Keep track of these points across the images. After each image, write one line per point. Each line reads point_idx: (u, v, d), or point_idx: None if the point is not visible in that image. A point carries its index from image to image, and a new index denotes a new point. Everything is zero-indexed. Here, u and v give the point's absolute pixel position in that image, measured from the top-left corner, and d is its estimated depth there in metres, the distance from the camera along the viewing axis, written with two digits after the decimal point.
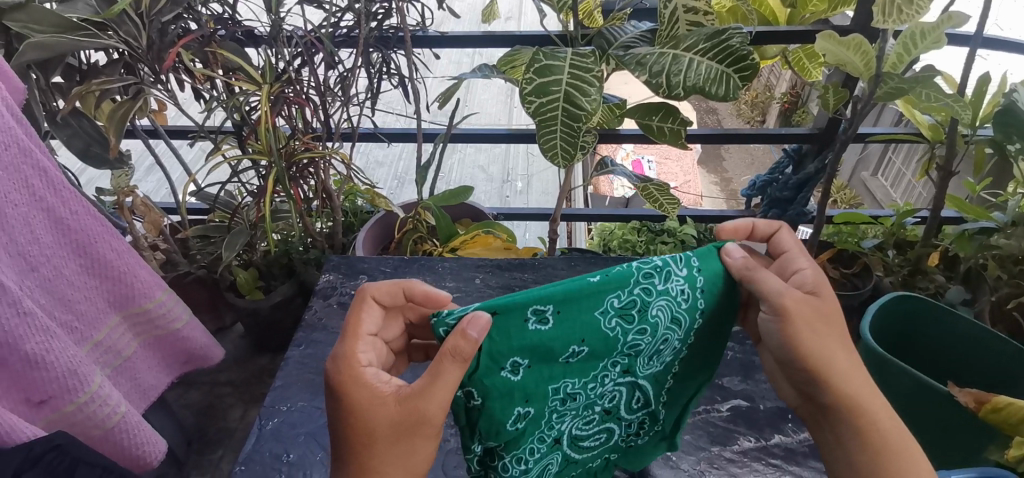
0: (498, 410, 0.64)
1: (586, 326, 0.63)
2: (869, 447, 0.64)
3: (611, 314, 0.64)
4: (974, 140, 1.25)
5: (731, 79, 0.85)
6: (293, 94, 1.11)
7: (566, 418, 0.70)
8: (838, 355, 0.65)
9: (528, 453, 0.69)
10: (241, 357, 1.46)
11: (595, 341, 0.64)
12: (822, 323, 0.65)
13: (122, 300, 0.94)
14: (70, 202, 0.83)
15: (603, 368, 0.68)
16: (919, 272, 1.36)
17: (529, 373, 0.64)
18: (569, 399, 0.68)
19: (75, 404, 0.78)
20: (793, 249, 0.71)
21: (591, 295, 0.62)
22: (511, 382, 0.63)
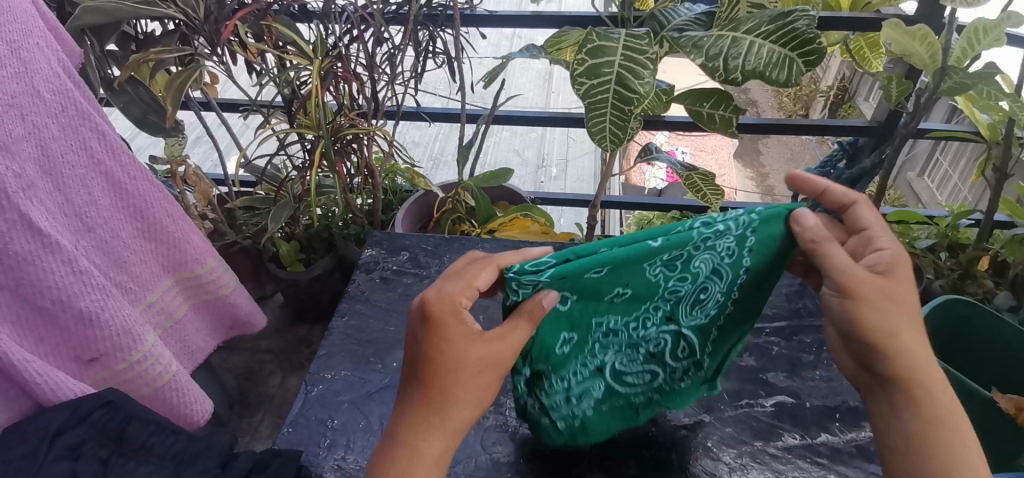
0: (546, 333, 0.67)
1: (634, 274, 0.64)
2: (922, 421, 0.61)
3: (658, 265, 0.64)
4: None
5: (794, 64, 0.82)
6: (342, 70, 1.13)
7: (610, 350, 0.73)
8: (901, 327, 0.61)
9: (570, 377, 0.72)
10: (280, 326, 1.51)
11: (639, 286, 0.66)
12: (888, 302, 0.60)
13: (175, 264, 0.97)
14: (127, 166, 0.87)
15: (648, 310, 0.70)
16: (969, 276, 1.30)
17: (575, 305, 0.67)
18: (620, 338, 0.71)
19: (128, 362, 0.82)
20: (875, 224, 0.65)
21: (647, 256, 0.61)
22: (559, 312, 0.66)
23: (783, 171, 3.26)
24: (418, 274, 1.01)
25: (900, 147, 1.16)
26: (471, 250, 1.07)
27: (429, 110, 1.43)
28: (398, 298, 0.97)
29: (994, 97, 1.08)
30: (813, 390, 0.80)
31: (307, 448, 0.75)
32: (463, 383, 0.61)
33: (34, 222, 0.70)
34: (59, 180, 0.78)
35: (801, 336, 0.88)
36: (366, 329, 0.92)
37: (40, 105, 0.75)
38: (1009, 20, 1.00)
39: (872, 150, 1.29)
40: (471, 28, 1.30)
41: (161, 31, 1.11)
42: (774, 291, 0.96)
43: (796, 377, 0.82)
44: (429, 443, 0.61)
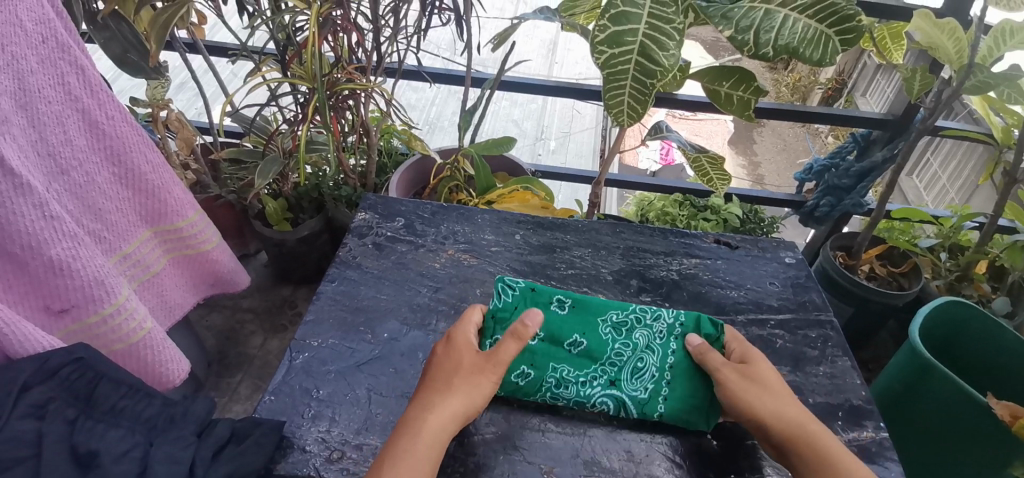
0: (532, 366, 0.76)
1: (585, 324, 0.80)
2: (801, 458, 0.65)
3: (607, 323, 0.80)
4: None
5: (830, 43, 0.78)
6: (342, 19, 1.05)
7: (574, 376, 0.76)
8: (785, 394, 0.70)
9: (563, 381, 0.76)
10: (263, 286, 1.46)
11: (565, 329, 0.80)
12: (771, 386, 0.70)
13: (153, 215, 0.91)
14: (105, 105, 0.79)
15: (596, 371, 0.77)
16: (966, 278, 1.31)
17: (541, 346, 0.78)
18: (564, 383, 0.75)
19: (100, 315, 0.76)
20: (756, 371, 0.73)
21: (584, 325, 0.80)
22: (535, 347, 0.78)
23: (775, 162, 3.23)
24: (413, 243, 0.96)
25: (916, 142, 1.11)
26: (469, 221, 1.01)
27: (431, 70, 1.36)
28: (392, 267, 0.92)
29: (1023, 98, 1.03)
30: (816, 386, 0.78)
31: (290, 418, 0.72)
32: (458, 367, 0.68)
33: (4, 160, 0.63)
34: (33, 116, 0.71)
35: (806, 330, 0.85)
36: (356, 296, 0.87)
37: (19, 35, 0.68)
38: None
39: (884, 145, 1.26)
40: None
41: None
42: (780, 282, 0.93)
43: (799, 372, 0.79)
44: (431, 423, 0.63)
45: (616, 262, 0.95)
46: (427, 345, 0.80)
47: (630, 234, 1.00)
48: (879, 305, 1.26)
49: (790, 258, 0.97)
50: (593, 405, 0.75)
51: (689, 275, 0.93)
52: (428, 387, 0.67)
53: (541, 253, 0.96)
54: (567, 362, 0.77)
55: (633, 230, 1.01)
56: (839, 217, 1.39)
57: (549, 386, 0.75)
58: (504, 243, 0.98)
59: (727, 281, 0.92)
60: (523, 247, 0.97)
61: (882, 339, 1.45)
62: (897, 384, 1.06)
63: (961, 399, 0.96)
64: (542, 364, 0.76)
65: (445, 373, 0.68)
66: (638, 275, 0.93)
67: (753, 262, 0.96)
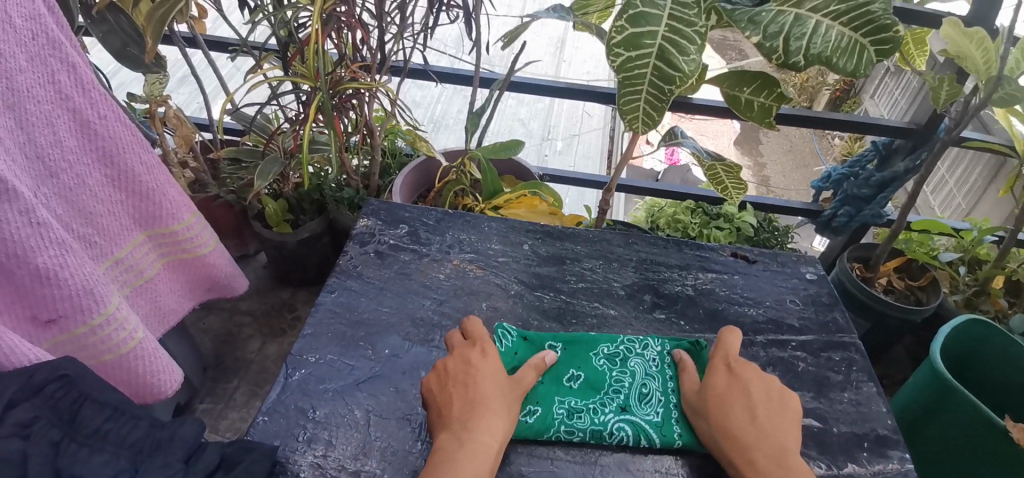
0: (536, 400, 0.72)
1: (580, 356, 0.78)
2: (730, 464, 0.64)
3: (602, 353, 0.79)
4: None
5: (865, 52, 0.73)
6: (347, 15, 1.01)
7: (582, 408, 0.72)
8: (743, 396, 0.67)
9: (572, 414, 0.71)
10: (262, 288, 1.42)
11: (561, 364, 0.77)
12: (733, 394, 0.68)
13: (147, 219, 0.87)
14: (98, 105, 0.75)
15: (602, 399, 0.74)
16: (984, 294, 1.27)
17: (542, 383, 0.75)
18: (575, 413, 0.71)
19: (89, 325, 0.73)
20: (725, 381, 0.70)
21: (580, 356, 0.78)
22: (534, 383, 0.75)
23: (785, 164, 3.17)
24: (417, 252, 0.92)
25: (939, 155, 1.06)
26: (475, 229, 0.97)
27: (438, 69, 1.31)
28: (395, 278, 0.88)
29: None
30: (841, 414, 0.73)
31: (285, 441, 0.68)
32: (500, 385, 0.68)
33: None
34: (21, 116, 0.67)
35: (830, 352, 0.81)
36: (357, 308, 0.83)
37: (7, 31, 0.65)
38: None
39: (906, 154, 1.22)
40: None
41: None
42: (800, 300, 0.89)
43: (823, 398, 0.75)
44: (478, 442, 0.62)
45: (629, 275, 0.91)
46: (431, 363, 0.77)
47: (644, 246, 0.96)
48: (897, 320, 1.21)
49: (811, 274, 0.93)
50: (611, 432, 0.70)
51: (705, 291, 0.89)
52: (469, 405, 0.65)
53: (551, 266, 0.91)
54: (572, 396, 0.74)
55: (647, 241, 0.97)
56: (856, 228, 1.35)
57: (561, 419, 0.71)
58: (512, 253, 0.94)
59: (746, 298, 0.88)
60: (532, 257, 0.93)
61: (897, 354, 1.41)
62: (913, 404, 1.03)
63: (978, 422, 0.92)
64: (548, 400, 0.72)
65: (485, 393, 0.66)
66: (652, 290, 0.88)
67: (772, 278, 0.92)
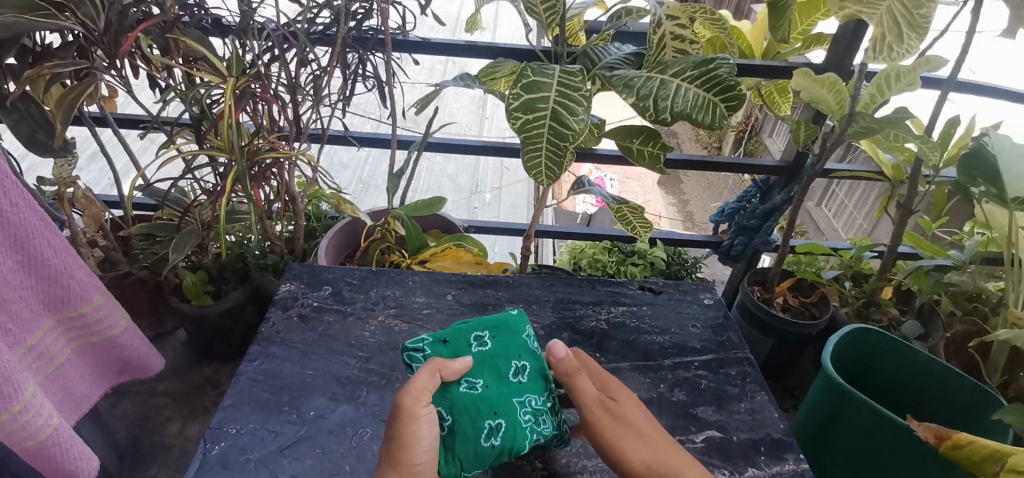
0: (495, 412, 0.73)
1: (506, 354, 0.80)
2: None
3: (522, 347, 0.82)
4: (935, 181, 1.28)
5: (717, 108, 0.86)
6: (260, 90, 1.05)
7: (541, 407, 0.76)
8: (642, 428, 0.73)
9: (536, 417, 0.75)
10: (183, 366, 1.36)
11: (490, 370, 0.78)
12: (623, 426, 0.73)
13: (57, 302, 0.84)
14: (10, 191, 0.74)
15: (549, 390, 0.79)
16: (874, 304, 1.43)
17: (488, 389, 0.75)
18: (540, 415, 0.75)
19: (10, 413, 0.69)
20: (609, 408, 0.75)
21: (502, 353, 0.80)
22: (477, 394, 0.74)
23: (702, 200, 3.43)
24: (341, 311, 0.94)
25: (808, 186, 1.23)
26: (399, 283, 1.00)
27: (358, 134, 1.37)
28: (319, 339, 0.89)
29: (901, 139, 1.16)
30: (739, 423, 0.82)
31: None
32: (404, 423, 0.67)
33: None
34: None
35: (727, 368, 0.90)
36: (280, 374, 0.83)
37: None
38: (921, 66, 1.05)
39: (781, 188, 1.40)
40: (403, 53, 1.26)
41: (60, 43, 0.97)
42: (701, 324, 0.98)
43: (723, 411, 0.83)
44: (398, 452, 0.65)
45: (547, 315, 0.97)
46: (358, 419, 0.78)
47: (559, 286, 1.03)
48: (796, 335, 1.34)
49: (708, 299, 1.03)
50: (580, 424, 0.78)
51: (618, 323, 0.96)
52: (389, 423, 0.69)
53: (473, 313, 0.96)
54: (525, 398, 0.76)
55: (562, 281, 1.04)
56: (751, 255, 1.50)
57: (528, 425, 0.74)
58: (436, 304, 0.98)
59: (653, 326, 0.96)
60: (456, 306, 0.97)
61: (804, 365, 1.54)
62: (819, 408, 1.12)
63: (880, 420, 1.02)
64: (509, 410, 0.74)
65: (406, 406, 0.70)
66: (569, 327, 0.95)
67: (676, 306, 1.01)
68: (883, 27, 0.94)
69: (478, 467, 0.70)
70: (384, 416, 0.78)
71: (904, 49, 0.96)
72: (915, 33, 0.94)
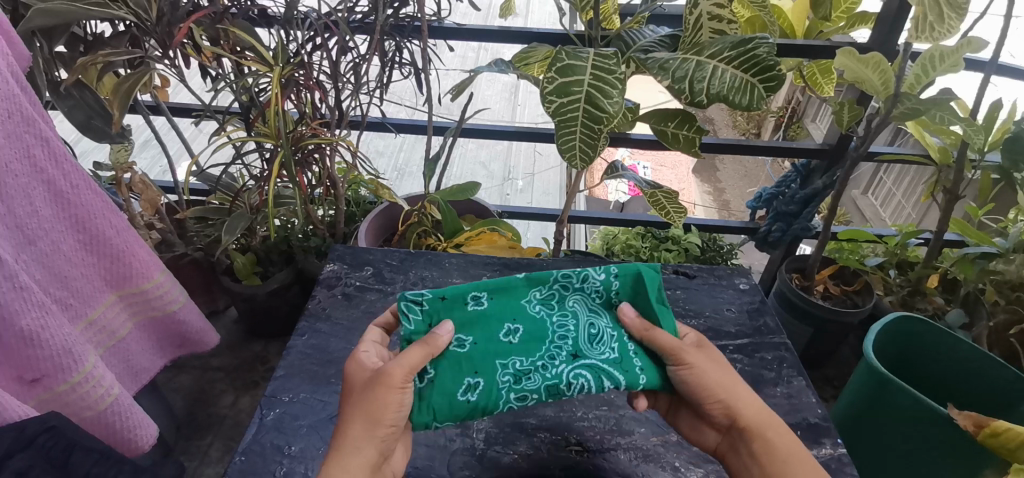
0: (470, 370, 0.72)
1: (512, 308, 0.77)
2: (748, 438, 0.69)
3: (534, 302, 0.78)
4: (981, 166, 1.23)
5: (755, 89, 0.85)
6: (304, 78, 1.09)
7: (528, 365, 0.73)
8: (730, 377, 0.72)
9: (519, 376, 0.72)
10: (234, 342, 1.44)
11: (489, 320, 0.75)
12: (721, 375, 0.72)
13: (119, 279, 0.90)
14: (70, 175, 0.80)
15: (547, 348, 0.74)
16: (919, 292, 1.38)
17: (476, 346, 0.73)
18: (521, 374, 0.72)
19: (69, 384, 0.75)
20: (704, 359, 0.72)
21: (507, 305, 0.77)
22: (462, 353, 0.73)
23: (739, 188, 3.35)
24: (383, 291, 0.99)
25: (852, 170, 1.19)
26: (437, 266, 1.04)
27: (395, 120, 1.40)
28: (363, 317, 0.93)
29: (948, 122, 1.13)
30: (774, 407, 0.82)
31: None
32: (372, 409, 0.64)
33: None
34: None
35: (763, 352, 0.90)
36: (328, 349, 0.88)
37: None
38: (966, 47, 1.03)
39: (823, 173, 1.35)
40: (439, 40, 1.28)
41: (110, 32, 1.04)
42: (736, 308, 0.98)
43: (758, 394, 0.84)
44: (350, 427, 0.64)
45: None
46: None
47: (593, 270, 1.05)
48: (835, 323, 1.32)
49: (744, 284, 1.03)
50: (568, 383, 0.71)
51: None
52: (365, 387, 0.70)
53: None
54: (513, 355, 0.73)
55: (596, 265, 1.06)
56: (790, 242, 1.47)
57: (506, 387, 0.72)
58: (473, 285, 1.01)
59: (686, 310, 0.98)
60: None
61: (844, 355, 1.51)
62: (858, 393, 1.10)
63: (920, 411, 1.00)
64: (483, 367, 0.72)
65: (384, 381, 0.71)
66: None
67: (710, 290, 1.02)
68: (923, 6, 0.91)
69: (449, 419, 0.70)
70: None
71: (947, 28, 0.92)
72: (956, 13, 0.90)
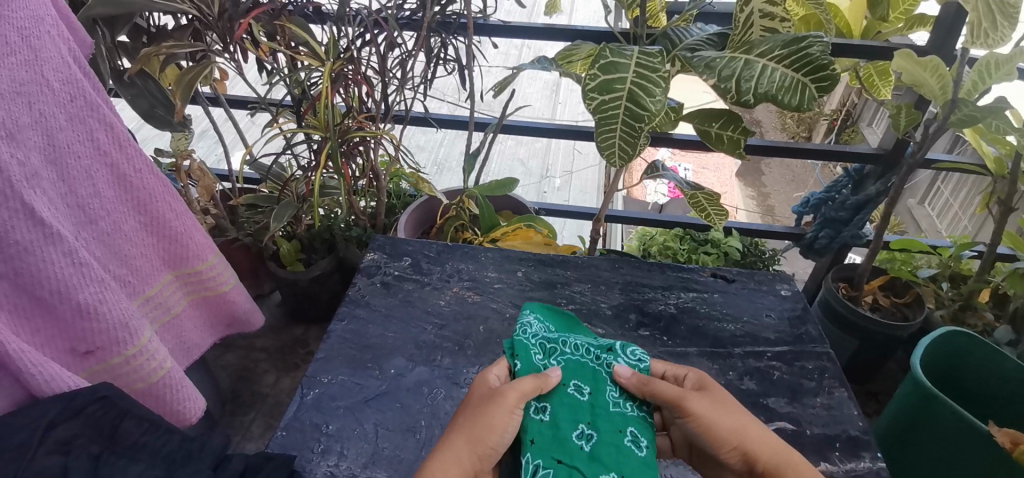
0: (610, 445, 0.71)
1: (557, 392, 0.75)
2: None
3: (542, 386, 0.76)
4: None
5: (807, 89, 0.83)
6: (353, 73, 1.12)
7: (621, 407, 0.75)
8: (725, 414, 0.69)
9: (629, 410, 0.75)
10: (277, 325, 1.50)
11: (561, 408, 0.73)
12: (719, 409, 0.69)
13: (175, 259, 0.96)
14: (133, 159, 0.85)
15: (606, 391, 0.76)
16: (970, 307, 1.31)
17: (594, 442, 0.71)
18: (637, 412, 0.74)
19: (123, 356, 0.80)
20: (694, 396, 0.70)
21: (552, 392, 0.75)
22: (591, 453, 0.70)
23: (785, 193, 3.23)
24: (419, 281, 1.01)
25: (907, 177, 1.14)
26: (473, 259, 1.05)
27: (438, 116, 1.43)
28: (400, 305, 0.96)
29: (1004, 131, 1.04)
30: (814, 417, 0.81)
31: (301, 453, 0.75)
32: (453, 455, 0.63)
33: (36, 212, 0.68)
34: (63, 170, 0.76)
35: (803, 362, 0.89)
36: (365, 334, 0.91)
37: (47, 93, 0.74)
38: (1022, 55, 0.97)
39: (877, 178, 1.30)
40: (484, 36, 1.29)
41: (172, 26, 1.09)
42: (776, 315, 0.97)
43: (796, 403, 0.83)
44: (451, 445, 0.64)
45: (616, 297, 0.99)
46: (433, 380, 0.84)
47: (628, 269, 1.04)
48: (883, 336, 1.26)
49: (785, 291, 1.02)
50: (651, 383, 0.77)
51: (687, 308, 0.97)
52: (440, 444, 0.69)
53: (543, 290, 0.99)
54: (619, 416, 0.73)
55: (632, 265, 1.05)
56: (839, 250, 1.41)
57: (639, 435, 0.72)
58: (507, 280, 1.02)
59: (724, 314, 0.97)
60: (526, 283, 1.01)
61: (890, 370, 1.45)
62: (903, 409, 1.06)
63: (965, 429, 0.95)
64: (615, 427, 0.72)
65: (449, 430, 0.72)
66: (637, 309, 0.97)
67: (750, 295, 1.01)
68: (977, 14, 0.94)
69: None
70: (458, 379, 0.84)
71: (1001, 36, 0.94)
72: (1010, 22, 0.92)
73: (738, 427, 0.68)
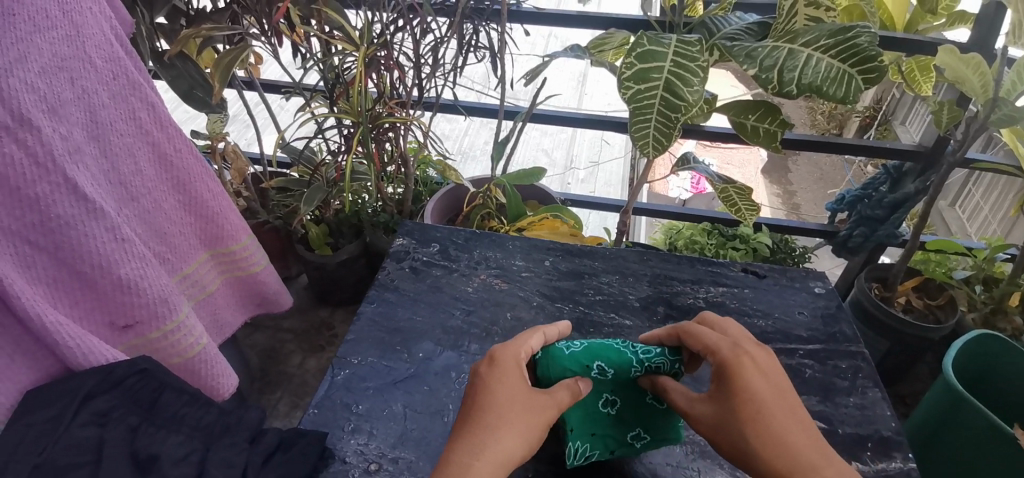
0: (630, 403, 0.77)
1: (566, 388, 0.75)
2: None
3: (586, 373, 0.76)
4: None
5: (852, 80, 0.81)
6: (386, 58, 1.13)
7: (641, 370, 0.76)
8: (782, 418, 0.64)
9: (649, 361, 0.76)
10: (304, 307, 1.53)
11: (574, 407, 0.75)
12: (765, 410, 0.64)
13: (211, 238, 0.98)
14: (173, 139, 0.87)
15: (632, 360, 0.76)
16: (1000, 311, 1.26)
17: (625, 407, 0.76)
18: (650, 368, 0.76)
19: (161, 331, 0.83)
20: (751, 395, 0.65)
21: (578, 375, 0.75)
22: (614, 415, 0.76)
23: (812, 191, 3.16)
24: (447, 267, 1.02)
25: (946, 176, 1.09)
26: (500, 247, 1.06)
27: (466, 103, 1.43)
28: (428, 290, 0.97)
29: None
30: (845, 417, 0.80)
31: (331, 430, 0.77)
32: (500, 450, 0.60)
33: (80, 187, 0.70)
34: (105, 147, 0.78)
35: (836, 361, 0.87)
36: (394, 317, 0.92)
37: (90, 71, 0.75)
38: None
39: (916, 176, 1.26)
40: (514, 25, 1.28)
41: (211, 8, 1.10)
42: (809, 312, 0.96)
43: (828, 402, 0.81)
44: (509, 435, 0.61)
45: (644, 289, 0.98)
46: (461, 365, 0.85)
47: (657, 262, 1.03)
48: (916, 339, 1.23)
49: (819, 288, 1.00)
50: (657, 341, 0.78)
51: (716, 303, 0.96)
52: (497, 420, 0.62)
53: (571, 281, 0.99)
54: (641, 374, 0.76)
55: (661, 258, 1.04)
56: (874, 249, 1.38)
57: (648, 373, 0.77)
58: (534, 268, 1.02)
59: (754, 309, 0.95)
60: (552, 273, 1.01)
61: (920, 372, 1.42)
62: (932, 413, 1.03)
63: (991, 434, 0.93)
64: (636, 389, 0.77)
65: (498, 411, 0.63)
66: (665, 302, 0.96)
67: (781, 291, 0.99)
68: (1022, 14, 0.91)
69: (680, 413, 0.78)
70: None
71: None
72: None
73: (775, 426, 0.64)
